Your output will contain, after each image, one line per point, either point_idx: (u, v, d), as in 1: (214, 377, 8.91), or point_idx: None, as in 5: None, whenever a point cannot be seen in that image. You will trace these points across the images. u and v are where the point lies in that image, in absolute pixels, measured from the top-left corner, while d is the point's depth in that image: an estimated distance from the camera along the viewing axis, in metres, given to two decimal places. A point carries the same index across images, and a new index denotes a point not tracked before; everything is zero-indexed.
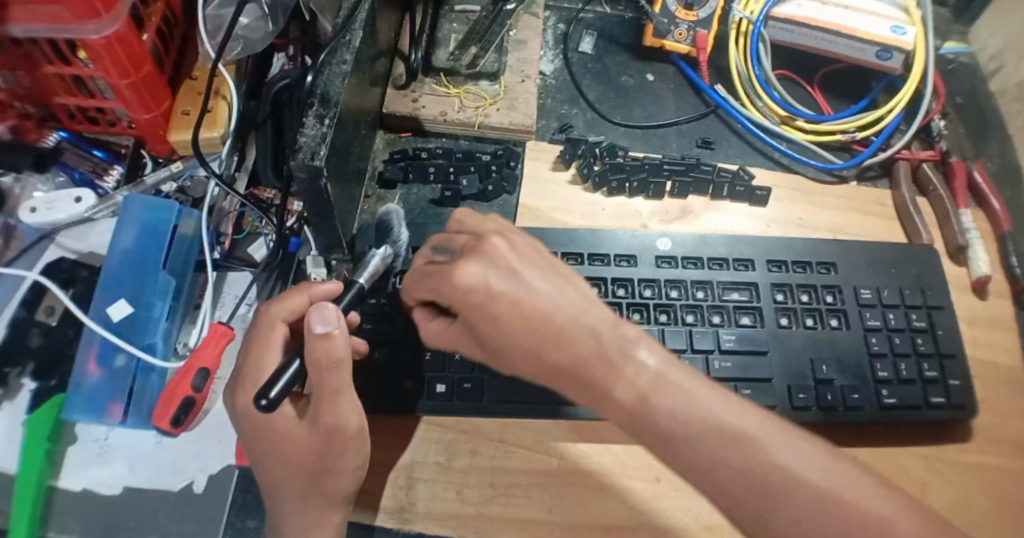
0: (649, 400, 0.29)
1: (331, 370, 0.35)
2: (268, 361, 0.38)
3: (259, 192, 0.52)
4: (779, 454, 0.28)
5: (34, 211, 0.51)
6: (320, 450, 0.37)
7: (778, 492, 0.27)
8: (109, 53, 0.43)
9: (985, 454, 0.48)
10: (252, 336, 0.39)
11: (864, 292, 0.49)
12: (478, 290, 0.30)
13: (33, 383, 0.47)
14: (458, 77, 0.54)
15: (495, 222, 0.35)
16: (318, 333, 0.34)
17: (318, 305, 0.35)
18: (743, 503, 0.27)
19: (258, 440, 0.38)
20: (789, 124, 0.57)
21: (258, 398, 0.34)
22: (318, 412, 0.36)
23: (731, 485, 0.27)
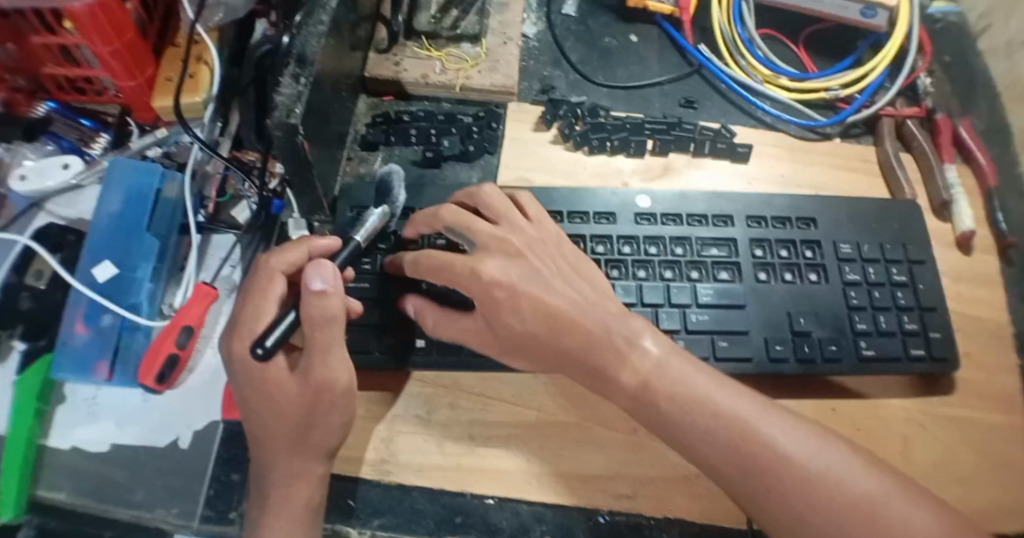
0: (649, 383, 0.36)
1: (321, 325, 0.36)
2: (266, 311, 0.39)
3: (242, 155, 0.52)
4: (766, 432, 0.34)
5: (25, 179, 0.52)
6: (308, 405, 0.38)
7: (765, 468, 0.33)
8: (93, 22, 0.44)
9: (969, 408, 0.48)
10: (251, 289, 0.40)
11: (844, 247, 0.50)
12: (502, 287, 0.37)
13: (23, 344, 0.48)
14: (439, 40, 0.54)
15: (517, 233, 0.41)
16: (315, 290, 0.36)
17: (314, 263, 0.37)
18: (730, 476, 0.34)
19: (247, 389, 0.38)
20: (772, 82, 0.56)
21: (255, 346, 0.37)
22: (309, 367, 0.37)
23: (719, 461, 0.34)
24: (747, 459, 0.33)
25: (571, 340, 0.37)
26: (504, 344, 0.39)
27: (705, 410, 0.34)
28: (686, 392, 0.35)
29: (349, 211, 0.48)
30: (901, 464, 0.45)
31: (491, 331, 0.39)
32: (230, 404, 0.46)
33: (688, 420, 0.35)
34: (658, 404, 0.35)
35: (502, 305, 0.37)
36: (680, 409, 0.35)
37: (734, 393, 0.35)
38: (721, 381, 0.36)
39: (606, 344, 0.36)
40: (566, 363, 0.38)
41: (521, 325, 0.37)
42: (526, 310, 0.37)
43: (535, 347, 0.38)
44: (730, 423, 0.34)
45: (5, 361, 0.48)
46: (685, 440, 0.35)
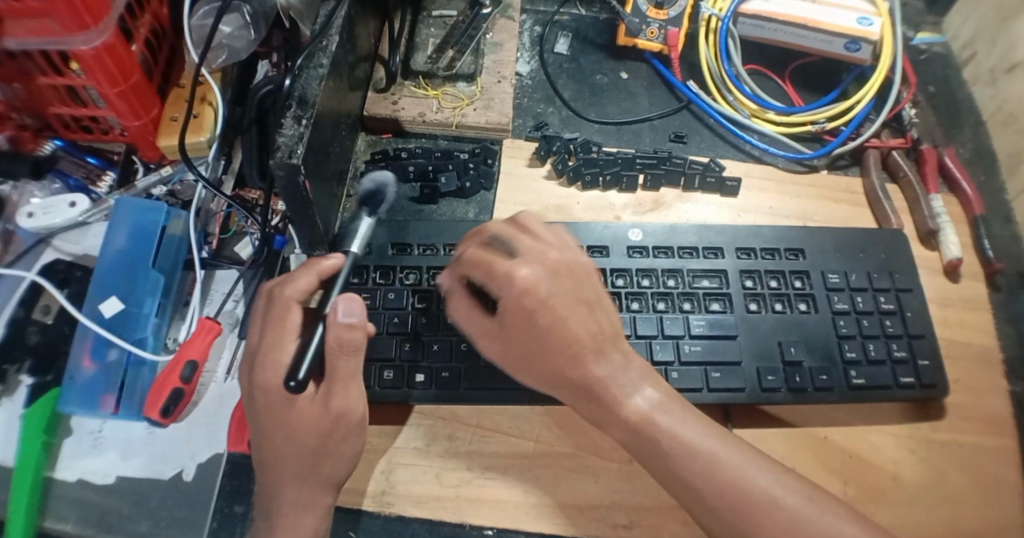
0: (651, 419, 0.36)
1: (345, 355, 0.38)
2: (288, 340, 0.39)
3: (245, 193, 0.55)
4: (760, 477, 0.35)
5: (32, 216, 0.53)
6: (323, 434, 0.39)
7: (757, 511, 0.34)
8: (99, 64, 0.46)
9: (957, 432, 0.49)
10: (269, 319, 0.40)
11: (832, 277, 0.51)
12: (534, 296, 0.37)
13: (31, 379, 0.49)
14: (435, 80, 0.56)
15: (556, 252, 0.40)
16: (345, 323, 0.38)
17: (345, 296, 0.39)
18: (723, 517, 0.34)
19: (266, 417, 0.39)
20: (760, 117, 0.58)
21: (288, 379, 0.38)
22: (328, 396, 0.39)
23: (712, 502, 0.34)
24: (741, 509, 0.34)
25: (577, 373, 0.37)
26: (514, 356, 0.40)
27: (702, 458, 0.35)
28: (685, 437, 0.36)
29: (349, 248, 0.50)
30: (891, 488, 0.46)
31: (506, 339, 0.40)
32: (237, 437, 0.46)
33: (686, 465, 0.35)
34: (658, 445, 0.36)
35: (525, 318, 0.38)
36: (678, 452, 0.36)
37: (732, 444, 0.36)
38: (719, 431, 0.37)
39: (613, 382, 0.37)
40: (578, 392, 0.38)
41: (537, 342, 0.38)
42: (545, 323, 0.38)
43: (536, 366, 0.39)
44: (727, 471, 0.35)
45: (12, 396, 0.49)
46: (680, 483, 0.35)
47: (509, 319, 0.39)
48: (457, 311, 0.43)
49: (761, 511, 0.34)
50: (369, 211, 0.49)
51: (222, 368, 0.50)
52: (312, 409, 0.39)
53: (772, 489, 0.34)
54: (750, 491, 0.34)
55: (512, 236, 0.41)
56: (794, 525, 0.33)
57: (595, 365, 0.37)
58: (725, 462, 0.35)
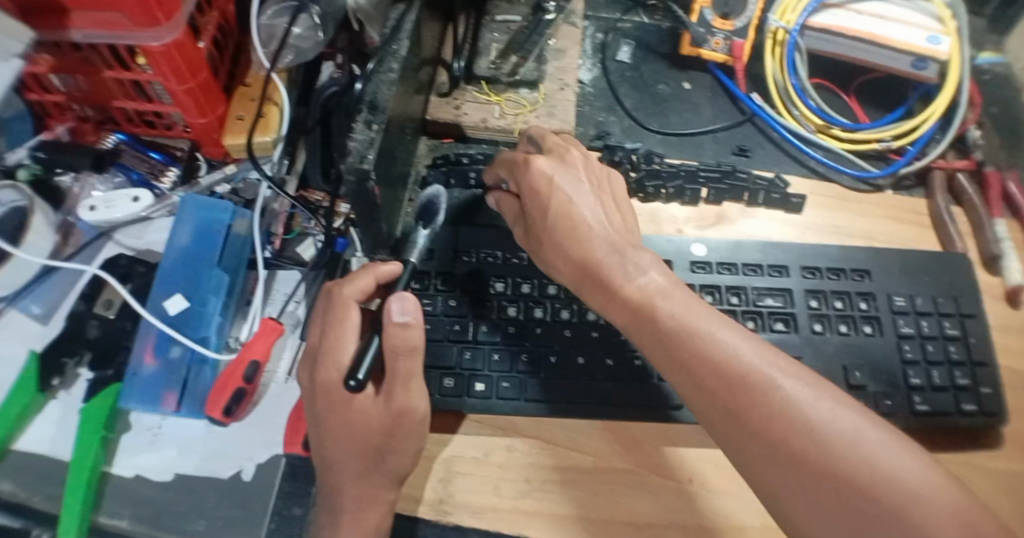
0: (701, 347, 0.33)
1: (403, 357, 0.38)
2: (346, 339, 0.40)
3: (308, 194, 0.53)
4: (827, 422, 0.29)
5: (94, 210, 0.54)
6: (386, 433, 0.39)
7: (823, 457, 0.28)
8: (168, 60, 0.46)
9: (1020, 463, 0.48)
10: (329, 317, 0.40)
11: (898, 300, 0.50)
12: (546, 180, 0.42)
13: (89, 374, 0.50)
14: (498, 85, 0.56)
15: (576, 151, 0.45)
16: (400, 322, 0.38)
17: (398, 296, 0.39)
18: (785, 469, 0.29)
19: (328, 417, 0.39)
20: (825, 132, 0.58)
21: (349, 378, 0.38)
22: (388, 394, 0.39)
23: (773, 446, 0.29)
24: (796, 458, 0.29)
25: (635, 300, 0.36)
26: (533, 246, 0.45)
27: (752, 397, 0.30)
28: (743, 372, 0.31)
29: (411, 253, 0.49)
30: None
31: (530, 232, 0.45)
32: (292, 438, 0.46)
33: (731, 405, 0.31)
34: (704, 378, 0.32)
35: (534, 199, 0.43)
36: (725, 387, 0.31)
37: (794, 383, 0.31)
38: (784, 368, 0.31)
39: (678, 323, 0.34)
40: (640, 327, 0.36)
41: (542, 221, 0.42)
42: (553, 205, 0.42)
43: (598, 296, 0.39)
44: (781, 412, 0.30)
45: (70, 389, 0.49)
46: (723, 424, 0.31)
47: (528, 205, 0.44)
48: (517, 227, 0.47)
49: (822, 464, 0.28)
50: (424, 223, 0.50)
51: (282, 369, 0.50)
52: (374, 410, 0.39)
53: (840, 440, 0.28)
54: (808, 439, 0.29)
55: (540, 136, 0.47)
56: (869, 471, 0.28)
57: (667, 306, 0.35)
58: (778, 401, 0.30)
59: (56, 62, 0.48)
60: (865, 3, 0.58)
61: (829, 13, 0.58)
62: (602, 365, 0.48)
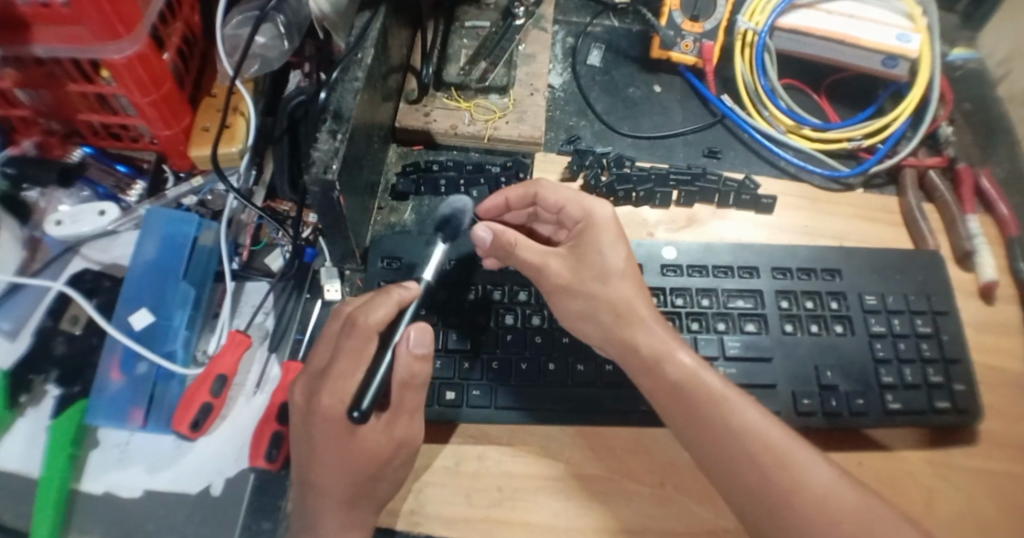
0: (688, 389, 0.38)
1: (412, 389, 0.38)
2: (355, 369, 0.38)
3: (276, 204, 0.54)
4: (796, 462, 0.35)
5: (60, 224, 0.53)
6: (383, 460, 0.38)
7: (786, 493, 0.34)
8: (131, 73, 0.45)
9: (992, 459, 0.48)
10: (343, 346, 0.39)
11: (868, 299, 0.50)
12: (618, 225, 0.44)
13: (57, 391, 0.49)
14: (468, 91, 0.56)
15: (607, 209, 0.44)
16: (417, 354, 0.37)
17: (418, 325, 0.38)
18: (753, 498, 0.35)
19: (324, 444, 0.38)
20: (795, 133, 0.58)
21: (352, 410, 0.36)
22: (391, 424, 0.38)
23: (743, 478, 0.35)
24: (760, 492, 0.35)
25: (673, 372, 0.39)
26: (586, 277, 0.43)
27: (784, 466, 0.35)
28: (725, 414, 0.37)
29: (379, 262, 0.49)
30: (928, 517, 0.45)
31: (582, 263, 0.43)
32: (255, 451, 0.45)
33: (762, 473, 0.35)
34: (739, 449, 0.36)
35: (604, 236, 0.43)
36: (758, 455, 0.35)
37: (812, 453, 0.36)
38: (801, 441, 0.37)
39: (684, 375, 0.38)
40: (674, 398, 0.38)
41: (616, 260, 0.43)
42: (621, 247, 0.43)
43: (635, 360, 0.40)
44: (751, 450, 0.36)
45: (38, 407, 0.49)
46: (749, 490, 0.35)
47: (585, 241, 0.44)
48: (551, 261, 0.43)
49: (793, 505, 0.34)
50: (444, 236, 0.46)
51: (251, 381, 0.50)
52: (377, 440, 0.38)
53: (860, 505, 0.34)
54: (834, 504, 0.34)
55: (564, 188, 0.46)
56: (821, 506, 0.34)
57: (706, 380, 0.38)
58: (806, 469, 0.35)
59: (20, 77, 0.47)
60: (833, 3, 0.58)
61: (800, 14, 0.58)
62: (574, 371, 0.47)
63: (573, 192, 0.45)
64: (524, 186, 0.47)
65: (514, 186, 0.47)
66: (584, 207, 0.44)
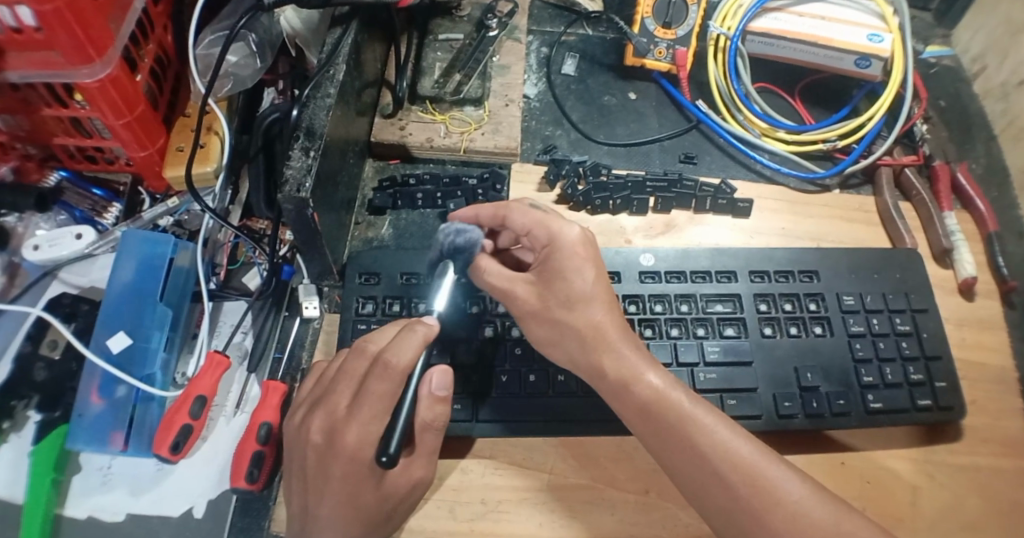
0: (656, 407, 0.38)
1: (433, 430, 0.38)
2: (384, 412, 0.36)
3: (252, 223, 0.55)
4: (766, 476, 0.35)
5: (37, 249, 0.53)
6: (397, 500, 0.38)
7: (757, 511, 0.34)
8: (104, 96, 0.45)
9: (975, 455, 0.48)
10: (367, 388, 0.36)
11: (846, 299, 0.50)
12: (586, 247, 0.43)
13: (38, 415, 0.49)
14: (442, 104, 0.56)
15: (577, 229, 0.43)
16: (437, 396, 0.38)
17: (441, 368, 0.38)
18: (726, 517, 0.35)
19: (339, 482, 0.36)
20: (770, 135, 0.59)
21: (380, 455, 0.34)
22: (409, 465, 0.38)
23: (714, 497, 0.35)
24: (730, 512, 0.35)
25: (642, 393, 0.39)
26: (553, 305, 0.42)
27: (753, 483, 0.35)
28: (694, 434, 0.37)
29: (358, 277, 0.49)
30: (910, 515, 0.45)
31: (549, 290, 0.43)
32: (236, 471, 0.44)
33: (731, 491, 0.35)
34: (709, 469, 0.36)
35: (569, 260, 0.42)
36: (728, 473, 0.35)
37: (783, 468, 0.36)
38: (772, 456, 0.36)
39: (652, 394, 0.38)
40: (645, 421, 0.38)
41: (582, 285, 0.42)
42: (588, 270, 0.42)
43: (603, 383, 0.41)
44: (720, 470, 0.35)
45: (19, 432, 0.48)
46: (721, 509, 0.35)
47: (551, 266, 0.43)
48: (518, 287, 0.43)
49: (763, 524, 0.34)
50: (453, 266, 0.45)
51: (231, 402, 0.50)
52: (396, 482, 0.37)
53: (831, 519, 0.33)
54: (805, 520, 0.33)
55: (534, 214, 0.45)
56: (793, 521, 0.33)
57: (676, 399, 0.38)
58: (775, 486, 0.34)
59: None
60: (804, 5, 0.59)
61: (771, 17, 0.58)
62: (554, 381, 0.47)
63: (539, 216, 0.44)
64: (494, 206, 0.46)
65: (486, 206, 0.46)
66: (550, 233, 0.43)
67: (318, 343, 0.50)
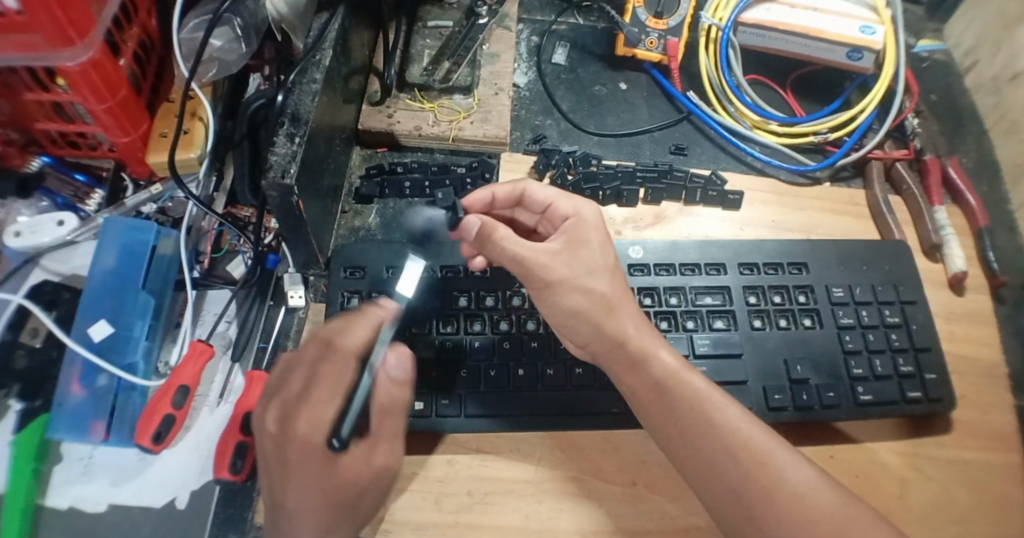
0: (671, 382, 0.38)
1: (392, 413, 0.38)
2: (335, 395, 0.36)
3: (237, 210, 0.54)
4: (775, 457, 0.35)
5: (19, 235, 0.52)
6: (362, 489, 0.35)
7: (766, 490, 0.34)
8: (86, 80, 0.44)
9: (964, 449, 0.48)
10: (320, 372, 0.37)
11: (836, 291, 0.50)
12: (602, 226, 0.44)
13: (19, 405, 0.48)
14: (431, 92, 0.55)
15: (594, 207, 0.44)
16: (395, 378, 0.38)
17: (398, 350, 0.39)
18: (734, 497, 0.34)
19: (300, 472, 0.34)
20: (762, 128, 0.59)
21: (332, 437, 0.34)
22: (370, 451, 0.36)
23: (724, 476, 0.35)
24: (740, 492, 0.34)
25: (657, 370, 0.39)
26: (579, 272, 0.41)
27: (762, 464, 0.35)
28: (708, 414, 0.37)
29: (343, 270, 0.48)
30: (900, 509, 0.44)
31: (575, 258, 0.42)
32: (219, 462, 0.43)
33: (741, 471, 0.35)
34: (720, 447, 0.36)
35: (593, 233, 0.43)
36: (738, 452, 0.35)
37: (790, 451, 0.36)
38: (779, 439, 0.37)
39: (667, 372, 0.39)
40: (658, 397, 0.38)
41: (603, 258, 0.42)
42: (608, 244, 0.43)
43: (618, 360, 0.40)
44: (733, 449, 0.35)
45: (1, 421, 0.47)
46: (727, 489, 0.35)
47: (574, 236, 0.43)
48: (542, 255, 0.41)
49: (771, 503, 0.34)
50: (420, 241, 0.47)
51: (215, 391, 0.49)
52: (357, 468, 0.35)
53: (837, 505, 0.33)
54: (813, 502, 0.33)
55: (557, 197, 0.45)
56: (800, 502, 0.33)
57: (693, 381, 0.38)
58: (784, 467, 0.35)
59: None
60: None
61: (763, 8, 0.58)
62: (543, 374, 0.47)
63: (562, 193, 0.46)
64: (512, 183, 0.47)
65: (501, 184, 0.47)
66: (573, 205, 0.44)
67: (302, 329, 0.49)
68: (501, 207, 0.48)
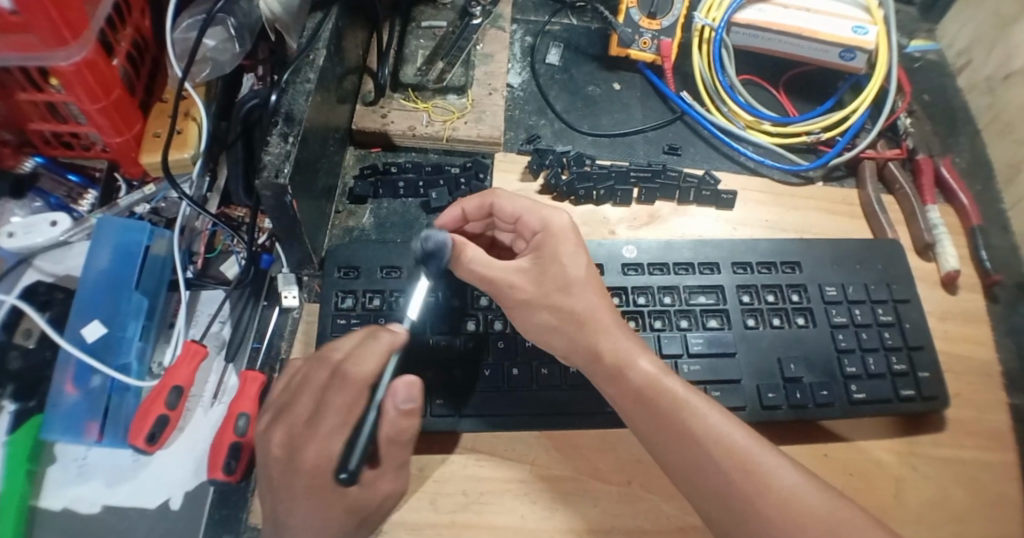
0: (652, 390, 0.38)
1: (399, 444, 0.36)
2: (343, 424, 0.34)
3: (231, 210, 0.54)
4: (759, 461, 0.35)
5: (12, 236, 0.52)
6: (366, 514, 0.35)
7: (750, 495, 0.34)
8: (80, 80, 0.44)
9: (958, 447, 0.48)
10: (328, 401, 0.35)
11: (829, 290, 0.50)
12: (575, 233, 0.44)
13: (12, 405, 0.47)
14: (425, 92, 0.55)
15: (565, 216, 0.44)
16: (404, 410, 0.36)
17: (410, 380, 0.36)
18: (721, 503, 0.34)
19: (301, 503, 0.33)
20: (755, 128, 0.59)
21: (338, 470, 0.33)
22: (376, 479, 0.36)
23: (709, 483, 0.35)
24: (724, 497, 0.34)
25: (636, 377, 0.39)
26: (550, 289, 0.41)
27: (745, 468, 0.35)
28: (689, 420, 0.37)
29: (337, 271, 0.48)
30: (895, 507, 0.45)
31: (544, 275, 0.42)
32: (213, 463, 0.43)
33: (724, 476, 0.35)
34: (702, 453, 0.36)
35: (564, 246, 0.43)
36: (720, 458, 0.35)
37: (773, 453, 0.36)
38: (763, 442, 0.36)
39: (647, 380, 0.38)
40: (640, 406, 0.38)
41: (577, 271, 0.42)
42: (581, 257, 0.42)
43: (600, 369, 0.40)
44: (715, 455, 0.35)
45: None
46: (712, 494, 0.35)
47: (545, 251, 0.43)
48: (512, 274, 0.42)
49: (755, 507, 0.34)
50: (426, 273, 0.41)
51: (209, 392, 0.49)
52: (361, 494, 0.35)
53: (824, 509, 0.33)
54: (798, 506, 0.33)
55: (524, 210, 0.44)
56: (785, 506, 0.33)
57: (670, 386, 0.38)
58: (768, 471, 0.34)
59: None
60: None
61: (756, 9, 0.58)
62: (538, 375, 0.47)
63: (530, 202, 0.45)
64: (480, 197, 0.46)
65: (470, 198, 0.46)
66: (543, 217, 0.44)
67: (297, 329, 0.49)
68: (474, 220, 0.47)
